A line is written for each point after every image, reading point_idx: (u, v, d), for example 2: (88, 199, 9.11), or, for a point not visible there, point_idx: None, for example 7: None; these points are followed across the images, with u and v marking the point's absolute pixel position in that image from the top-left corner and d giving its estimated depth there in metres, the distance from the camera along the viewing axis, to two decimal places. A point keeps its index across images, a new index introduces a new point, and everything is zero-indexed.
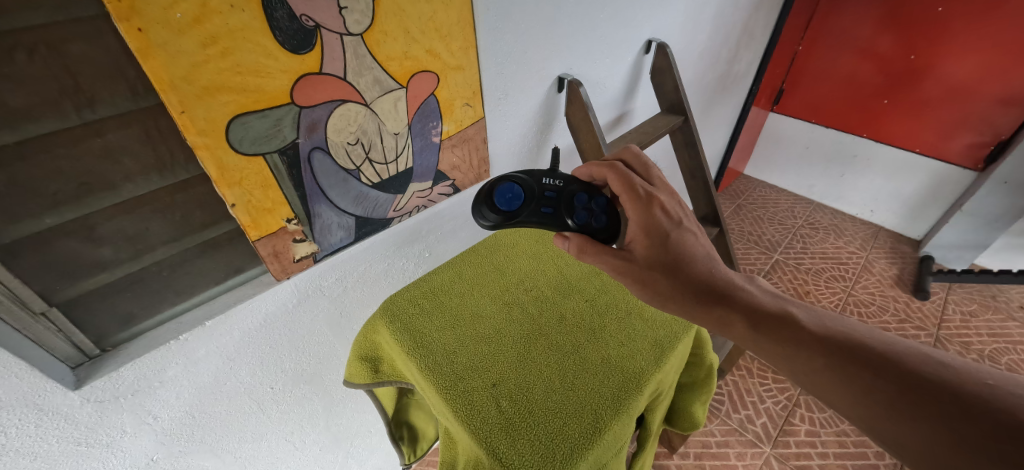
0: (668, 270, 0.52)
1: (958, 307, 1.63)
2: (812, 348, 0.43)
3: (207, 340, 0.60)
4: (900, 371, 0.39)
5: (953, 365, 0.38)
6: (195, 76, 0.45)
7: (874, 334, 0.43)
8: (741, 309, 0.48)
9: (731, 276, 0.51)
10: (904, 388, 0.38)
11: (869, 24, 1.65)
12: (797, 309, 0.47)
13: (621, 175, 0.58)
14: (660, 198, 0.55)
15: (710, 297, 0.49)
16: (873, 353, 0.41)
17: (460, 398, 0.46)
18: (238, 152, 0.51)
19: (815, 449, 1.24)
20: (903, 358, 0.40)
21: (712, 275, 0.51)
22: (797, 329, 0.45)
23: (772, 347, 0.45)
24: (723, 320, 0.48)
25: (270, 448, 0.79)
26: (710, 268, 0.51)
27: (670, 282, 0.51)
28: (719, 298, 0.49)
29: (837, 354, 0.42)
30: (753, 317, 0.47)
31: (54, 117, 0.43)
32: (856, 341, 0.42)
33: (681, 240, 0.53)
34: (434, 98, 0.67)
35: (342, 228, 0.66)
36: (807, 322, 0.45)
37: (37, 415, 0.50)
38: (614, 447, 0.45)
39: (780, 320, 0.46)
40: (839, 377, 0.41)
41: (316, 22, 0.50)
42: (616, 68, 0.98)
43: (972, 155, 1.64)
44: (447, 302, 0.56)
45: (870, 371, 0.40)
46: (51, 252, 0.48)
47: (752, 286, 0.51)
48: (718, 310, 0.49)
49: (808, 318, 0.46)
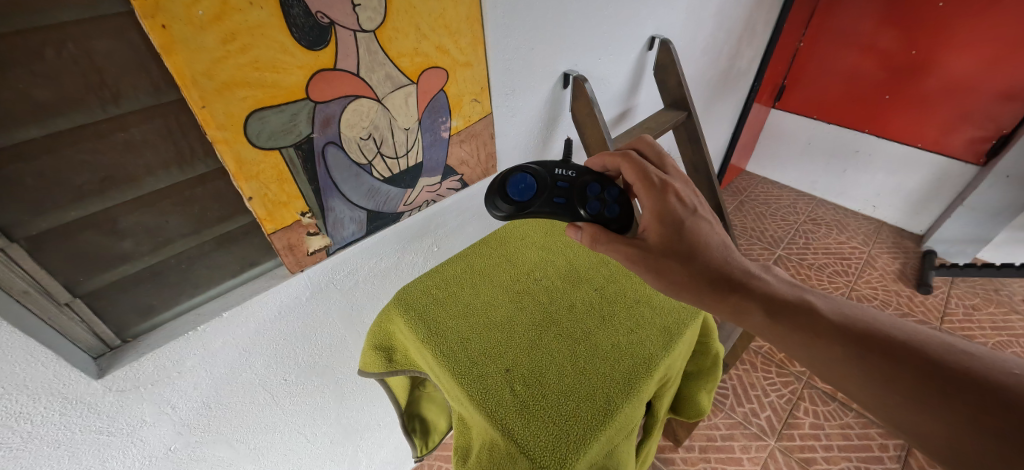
0: (680, 258, 0.53)
1: (961, 301, 1.64)
2: (831, 335, 0.44)
3: (224, 331, 0.61)
4: (922, 360, 0.40)
5: (973, 351, 0.40)
6: (216, 72, 0.46)
7: (894, 323, 0.44)
8: (758, 297, 0.49)
9: (747, 265, 0.52)
10: (927, 377, 0.39)
11: (869, 20, 1.66)
12: (814, 297, 0.49)
13: (633, 163, 0.59)
14: (675, 187, 0.56)
15: (725, 287, 0.50)
16: (895, 342, 0.42)
17: (475, 383, 0.47)
18: (256, 147, 0.52)
19: (820, 441, 1.25)
20: (923, 345, 0.41)
21: (728, 264, 0.52)
22: (816, 318, 0.46)
23: (789, 333, 0.46)
24: (739, 309, 0.49)
25: (282, 439, 0.80)
26: (725, 257, 0.53)
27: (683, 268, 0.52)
28: (735, 286, 0.51)
29: (857, 344, 0.43)
30: (770, 304, 0.48)
31: (80, 111, 0.44)
32: (875, 329, 0.44)
33: (695, 225, 0.55)
34: (443, 94, 0.68)
35: (354, 222, 0.67)
36: (826, 310, 0.47)
37: (61, 404, 0.51)
38: (625, 429, 0.46)
39: (798, 308, 0.48)
40: (859, 366, 0.42)
41: (331, 20, 0.51)
42: (619, 64, 0.99)
43: (974, 150, 1.64)
44: (458, 292, 0.57)
45: (891, 359, 0.41)
46: (76, 244, 0.49)
47: (767, 276, 0.52)
48: (734, 299, 0.50)
49: (826, 306, 0.47)
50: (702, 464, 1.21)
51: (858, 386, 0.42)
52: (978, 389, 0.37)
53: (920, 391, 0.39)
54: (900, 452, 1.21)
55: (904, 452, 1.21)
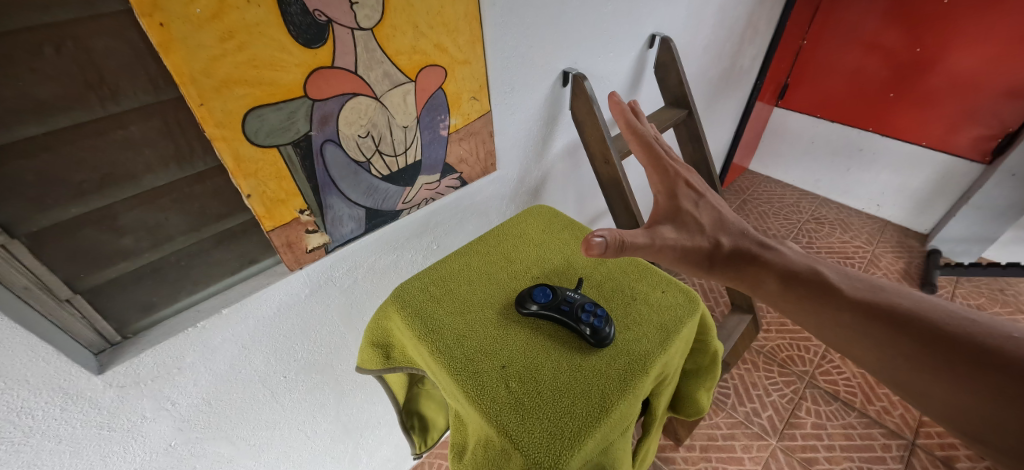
0: (703, 239, 0.60)
1: (966, 301, 1.62)
2: (840, 305, 0.52)
3: (223, 328, 0.62)
4: (920, 326, 0.47)
5: (972, 319, 0.46)
6: (213, 70, 0.47)
7: (899, 295, 0.51)
8: (774, 270, 0.57)
9: (763, 241, 0.61)
10: (925, 341, 0.46)
11: (874, 17, 1.65)
12: (825, 269, 0.56)
13: (648, 152, 0.69)
14: (685, 177, 0.66)
15: (744, 259, 0.59)
16: (897, 310, 0.49)
17: (471, 379, 0.47)
18: (254, 144, 0.53)
19: (822, 441, 1.24)
20: (930, 316, 0.48)
21: (745, 239, 0.61)
22: (827, 288, 0.54)
23: (801, 302, 0.54)
24: (756, 278, 0.57)
25: (282, 436, 0.81)
26: (742, 232, 0.62)
27: (709, 247, 0.59)
28: (751, 259, 0.59)
29: (862, 312, 0.50)
30: (785, 276, 0.56)
31: (79, 109, 0.45)
32: (881, 300, 0.51)
33: (704, 209, 0.64)
34: (442, 92, 0.68)
35: (352, 219, 0.68)
36: (838, 281, 0.54)
37: (62, 398, 0.52)
38: (621, 426, 0.46)
39: (810, 279, 0.55)
40: (864, 331, 0.49)
41: (329, 18, 0.51)
42: (620, 62, 0.99)
43: (979, 148, 1.63)
44: (455, 288, 0.58)
45: (892, 325, 0.48)
46: (76, 241, 0.50)
47: (782, 249, 0.60)
48: (752, 270, 0.58)
49: (839, 278, 0.55)
50: (703, 464, 1.21)
51: (860, 349, 0.49)
52: (971, 350, 0.43)
53: (921, 356, 0.45)
54: (903, 453, 1.21)
55: (907, 452, 1.21)
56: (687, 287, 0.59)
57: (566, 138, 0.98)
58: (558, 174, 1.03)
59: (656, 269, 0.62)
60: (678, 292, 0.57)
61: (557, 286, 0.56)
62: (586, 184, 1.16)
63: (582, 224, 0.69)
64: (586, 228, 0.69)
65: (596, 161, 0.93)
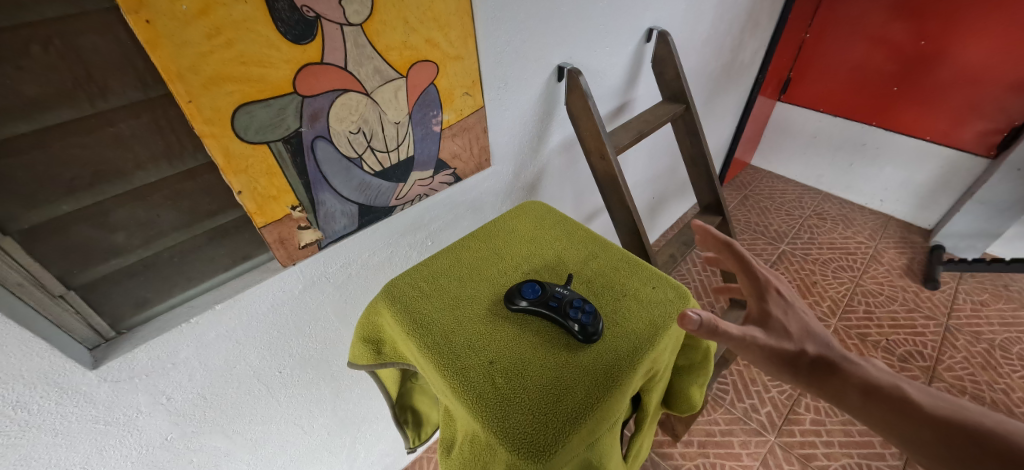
0: (790, 345, 0.55)
1: (969, 297, 1.61)
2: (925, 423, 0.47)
3: (217, 323, 0.62)
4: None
5: None
6: (201, 67, 0.47)
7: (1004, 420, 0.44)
8: (856, 383, 0.52)
9: (845, 352, 0.55)
10: None
11: (878, 10, 1.62)
12: (910, 386, 0.51)
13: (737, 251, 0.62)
14: (774, 283, 0.60)
15: (824, 365, 0.54)
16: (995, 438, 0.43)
17: (458, 375, 0.47)
18: (243, 141, 0.53)
19: (820, 437, 1.24)
20: None
21: (826, 348, 0.55)
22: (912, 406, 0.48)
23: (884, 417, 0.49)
24: (836, 390, 0.52)
25: (278, 430, 0.82)
26: (825, 342, 0.56)
27: (793, 353, 0.54)
28: (834, 369, 0.53)
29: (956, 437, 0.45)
30: (867, 387, 0.51)
31: (67, 107, 0.45)
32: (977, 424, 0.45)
33: (792, 317, 0.58)
34: (434, 87, 0.68)
35: (345, 215, 0.68)
36: (924, 401, 0.49)
37: (57, 393, 0.52)
38: (608, 422, 0.46)
39: (893, 396, 0.50)
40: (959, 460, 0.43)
41: (317, 13, 0.51)
42: (616, 57, 0.98)
43: (984, 142, 1.60)
44: (444, 285, 0.58)
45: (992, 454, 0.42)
46: (69, 238, 0.51)
47: (866, 362, 0.54)
48: (832, 380, 0.53)
49: (927, 398, 0.49)
50: (701, 459, 1.21)
51: None
52: None
53: None
54: (902, 449, 1.20)
55: (906, 449, 1.20)
56: (678, 283, 0.58)
57: (561, 134, 0.98)
58: (554, 170, 1.03)
59: (647, 265, 0.62)
60: (667, 287, 0.57)
61: (547, 282, 0.56)
62: (583, 179, 1.15)
63: (574, 220, 0.69)
64: (578, 224, 0.69)
65: (591, 157, 0.92)
